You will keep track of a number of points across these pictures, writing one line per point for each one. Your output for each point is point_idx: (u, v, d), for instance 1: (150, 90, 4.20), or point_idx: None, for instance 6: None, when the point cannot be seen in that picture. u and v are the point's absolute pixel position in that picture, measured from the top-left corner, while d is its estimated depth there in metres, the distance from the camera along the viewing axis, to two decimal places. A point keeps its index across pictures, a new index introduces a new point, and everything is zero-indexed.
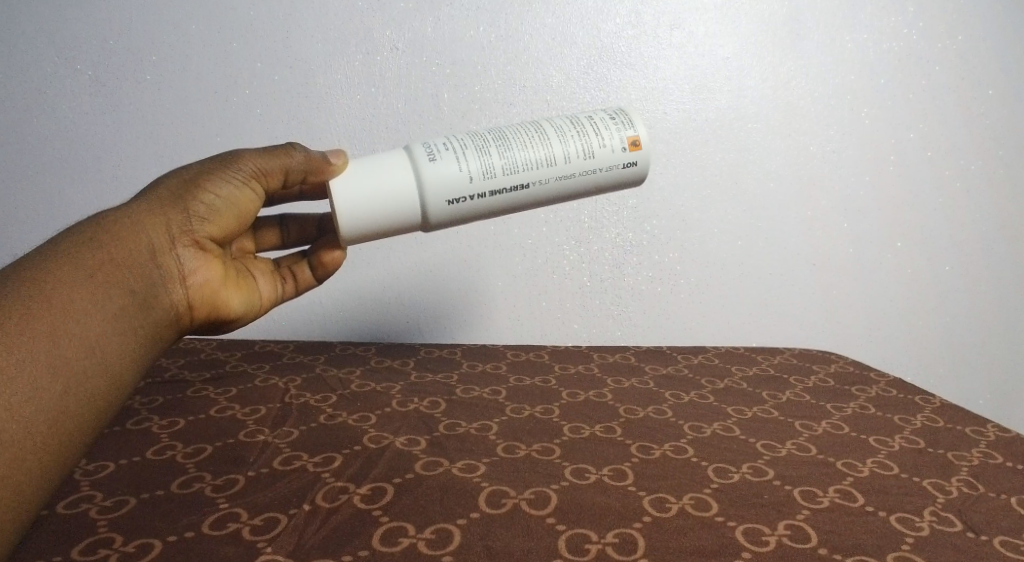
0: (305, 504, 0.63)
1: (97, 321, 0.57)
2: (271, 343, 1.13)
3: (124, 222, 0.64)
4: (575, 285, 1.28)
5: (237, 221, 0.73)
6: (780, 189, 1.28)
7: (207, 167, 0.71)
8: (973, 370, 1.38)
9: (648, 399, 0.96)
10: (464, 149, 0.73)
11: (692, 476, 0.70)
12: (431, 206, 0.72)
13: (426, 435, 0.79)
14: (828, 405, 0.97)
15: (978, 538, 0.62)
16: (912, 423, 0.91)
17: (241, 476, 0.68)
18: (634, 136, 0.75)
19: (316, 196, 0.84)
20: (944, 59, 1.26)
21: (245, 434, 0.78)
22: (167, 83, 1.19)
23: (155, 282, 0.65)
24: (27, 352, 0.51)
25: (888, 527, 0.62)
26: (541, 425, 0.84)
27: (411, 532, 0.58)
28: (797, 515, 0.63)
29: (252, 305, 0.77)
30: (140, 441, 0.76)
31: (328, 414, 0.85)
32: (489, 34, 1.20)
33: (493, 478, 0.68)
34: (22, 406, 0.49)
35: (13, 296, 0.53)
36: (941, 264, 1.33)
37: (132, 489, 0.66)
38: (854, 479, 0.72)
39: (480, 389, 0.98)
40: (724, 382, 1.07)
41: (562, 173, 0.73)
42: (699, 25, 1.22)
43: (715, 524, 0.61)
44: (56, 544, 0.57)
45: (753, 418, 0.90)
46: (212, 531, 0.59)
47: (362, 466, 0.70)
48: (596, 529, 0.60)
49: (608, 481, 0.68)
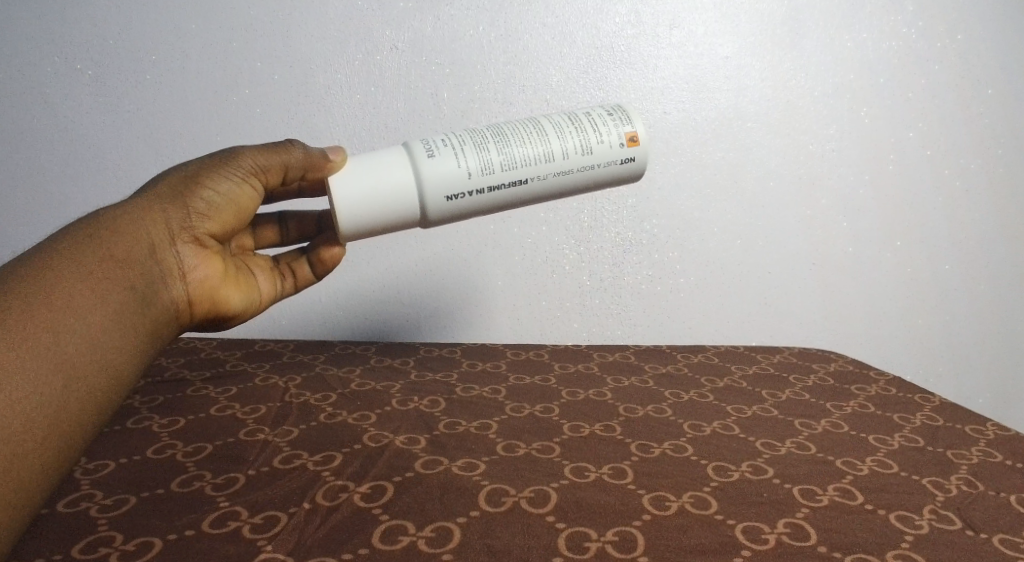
0: (305, 502, 0.63)
1: (98, 317, 0.57)
2: (271, 342, 1.13)
3: (124, 218, 0.64)
4: (575, 284, 1.28)
5: (237, 218, 0.73)
6: (780, 188, 1.28)
7: (206, 164, 0.71)
8: (973, 369, 1.38)
9: (647, 398, 0.96)
10: (462, 145, 0.73)
11: (692, 475, 0.70)
12: (430, 202, 0.72)
13: (426, 434, 0.79)
14: (827, 404, 0.98)
15: (977, 536, 0.62)
16: (911, 421, 0.91)
17: (241, 475, 0.68)
18: (632, 132, 0.75)
19: (315, 194, 0.84)
20: (943, 59, 1.26)
21: (245, 433, 0.78)
22: (167, 83, 1.19)
23: (155, 279, 0.65)
24: (28, 349, 0.51)
25: (887, 525, 0.62)
26: (541, 424, 0.84)
27: (411, 531, 0.59)
28: (797, 513, 0.63)
29: (252, 303, 0.77)
30: (140, 440, 0.76)
31: (328, 412, 0.85)
32: (489, 33, 1.20)
33: (493, 477, 0.68)
34: (22, 402, 0.49)
35: (13, 293, 0.53)
36: (941, 263, 1.33)
37: (133, 487, 0.66)
38: (853, 477, 0.72)
39: (480, 387, 0.98)
40: (724, 381, 1.07)
41: (560, 169, 0.74)
42: (698, 25, 1.22)
43: (715, 522, 0.61)
44: (57, 542, 0.57)
45: (753, 416, 0.90)
46: (212, 529, 0.59)
47: (362, 464, 0.71)
48: (596, 527, 0.60)
49: (607, 479, 0.68)
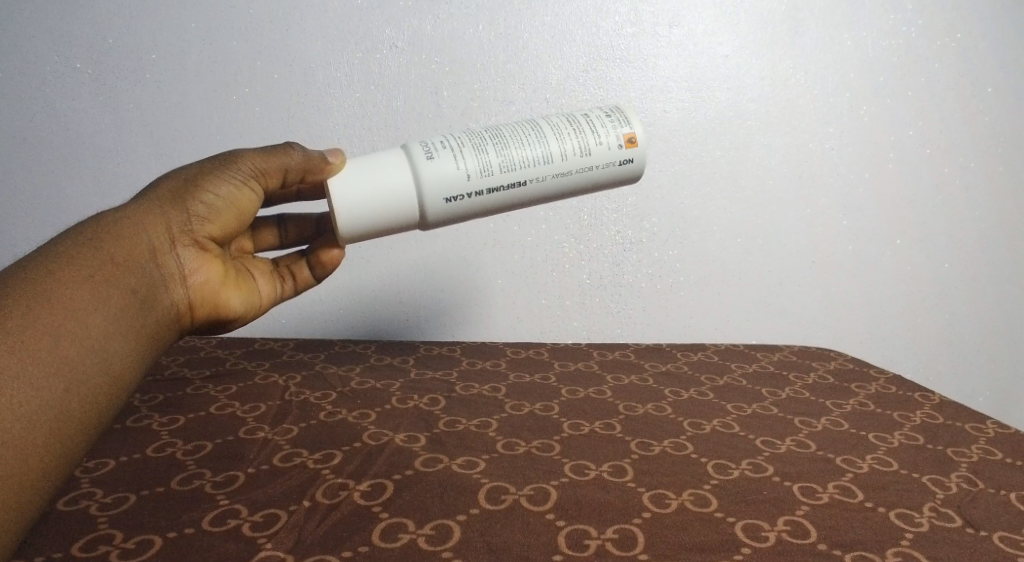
0: (305, 500, 0.63)
1: (99, 319, 0.57)
2: (271, 340, 1.13)
3: (124, 222, 0.64)
4: (575, 283, 1.28)
5: (238, 221, 0.73)
6: (780, 186, 1.28)
7: (206, 167, 0.71)
8: (972, 367, 1.38)
9: (647, 397, 0.96)
10: (461, 147, 0.73)
11: (692, 473, 0.70)
12: (429, 204, 0.72)
13: (426, 433, 0.79)
14: (828, 402, 0.98)
15: (978, 534, 0.62)
16: (911, 419, 0.91)
17: (241, 473, 0.68)
18: (629, 133, 0.75)
19: (315, 196, 0.84)
20: (943, 57, 1.26)
21: (245, 431, 0.78)
22: (166, 81, 1.19)
23: (156, 281, 0.65)
24: (29, 351, 0.51)
25: (887, 523, 0.62)
26: (541, 422, 0.84)
27: (411, 528, 0.59)
28: (797, 511, 0.63)
29: (252, 306, 0.77)
30: (140, 438, 0.76)
31: (328, 410, 0.85)
32: (489, 31, 1.20)
33: (492, 475, 0.68)
34: (23, 405, 0.50)
35: (14, 296, 0.53)
36: (940, 262, 1.33)
37: (133, 486, 0.66)
38: (853, 475, 0.72)
39: (480, 386, 0.98)
40: (724, 379, 1.07)
41: (559, 170, 0.74)
42: (697, 23, 1.22)
43: (715, 520, 0.61)
44: (56, 540, 0.57)
45: (753, 415, 0.90)
46: (212, 527, 0.59)
47: (361, 462, 0.71)
48: (596, 525, 0.60)
49: (608, 477, 0.68)
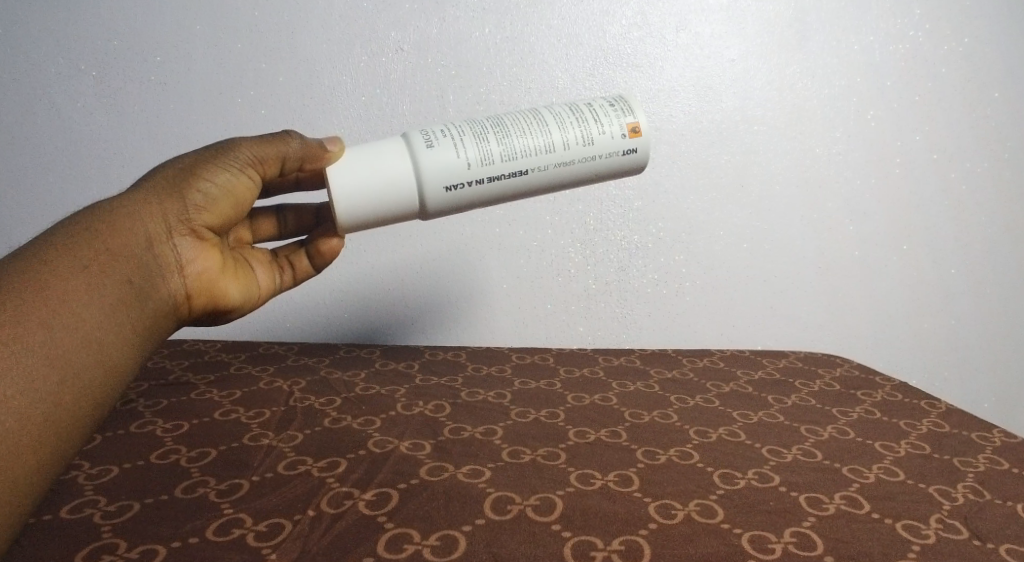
0: (310, 509, 0.58)
1: (94, 312, 0.53)
2: (274, 344, 1.10)
3: (120, 211, 0.60)
4: (580, 287, 1.28)
5: (235, 211, 0.69)
6: (786, 191, 1.28)
7: (203, 156, 0.67)
8: (978, 374, 1.39)
9: (651, 403, 0.88)
10: (461, 135, 0.70)
11: (698, 482, 0.64)
12: (429, 193, 0.69)
13: (431, 440, 0.74)
14: (835, 410, 0.88)
15: (984, 547, 0.56)
16: (937, 408, 0.88)
17: (245, 481, 0.64)
18: (633, 123, 0.72)
19: (313, 182, 0.78)
20: (950, 62, 1.26)
21: (249, 437, 0.74)
22: (201, 97, 1.20)
23: (154, 271, 0.61)
24: (23, 345, 0.48)
25: (893, 534, 0.56)
26: (544, 428, 0.77)
27: (416, 539, 0.54)
28: (803, 522, 0.58)
29: (251, 296, 0.73)
30: (143, 445, 0.72)
31: (332, 417, 0.80)
32: (496, 35, 1.19)
33: (498, 484, 0.63)
34: (17, 399, 0.47)
35: (12, 286, 0.50)
36: (948, 268, 1.33)
37: (137, 493, 0.62)
38: (860, 485, 0.65)
39: (485, 392, 0.91)
40: (729, 386, 0.98)
41: (561, 160, 0.70)
42: (704, 26, 1.22)
43: (721, 531, 0.56)
44: (59, 549, 0.53)
45: (761, 423, 0.81)
46: (216, 537, 0.55)
47: (366, 471, 0.65)
48: (563, 522, 0.56)
49: (611, 486, 0.63)
